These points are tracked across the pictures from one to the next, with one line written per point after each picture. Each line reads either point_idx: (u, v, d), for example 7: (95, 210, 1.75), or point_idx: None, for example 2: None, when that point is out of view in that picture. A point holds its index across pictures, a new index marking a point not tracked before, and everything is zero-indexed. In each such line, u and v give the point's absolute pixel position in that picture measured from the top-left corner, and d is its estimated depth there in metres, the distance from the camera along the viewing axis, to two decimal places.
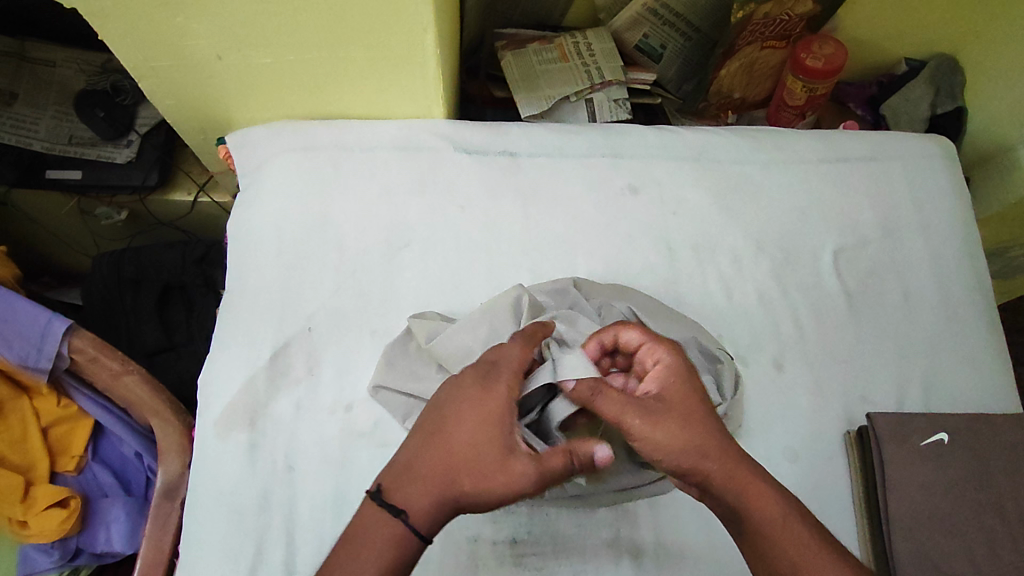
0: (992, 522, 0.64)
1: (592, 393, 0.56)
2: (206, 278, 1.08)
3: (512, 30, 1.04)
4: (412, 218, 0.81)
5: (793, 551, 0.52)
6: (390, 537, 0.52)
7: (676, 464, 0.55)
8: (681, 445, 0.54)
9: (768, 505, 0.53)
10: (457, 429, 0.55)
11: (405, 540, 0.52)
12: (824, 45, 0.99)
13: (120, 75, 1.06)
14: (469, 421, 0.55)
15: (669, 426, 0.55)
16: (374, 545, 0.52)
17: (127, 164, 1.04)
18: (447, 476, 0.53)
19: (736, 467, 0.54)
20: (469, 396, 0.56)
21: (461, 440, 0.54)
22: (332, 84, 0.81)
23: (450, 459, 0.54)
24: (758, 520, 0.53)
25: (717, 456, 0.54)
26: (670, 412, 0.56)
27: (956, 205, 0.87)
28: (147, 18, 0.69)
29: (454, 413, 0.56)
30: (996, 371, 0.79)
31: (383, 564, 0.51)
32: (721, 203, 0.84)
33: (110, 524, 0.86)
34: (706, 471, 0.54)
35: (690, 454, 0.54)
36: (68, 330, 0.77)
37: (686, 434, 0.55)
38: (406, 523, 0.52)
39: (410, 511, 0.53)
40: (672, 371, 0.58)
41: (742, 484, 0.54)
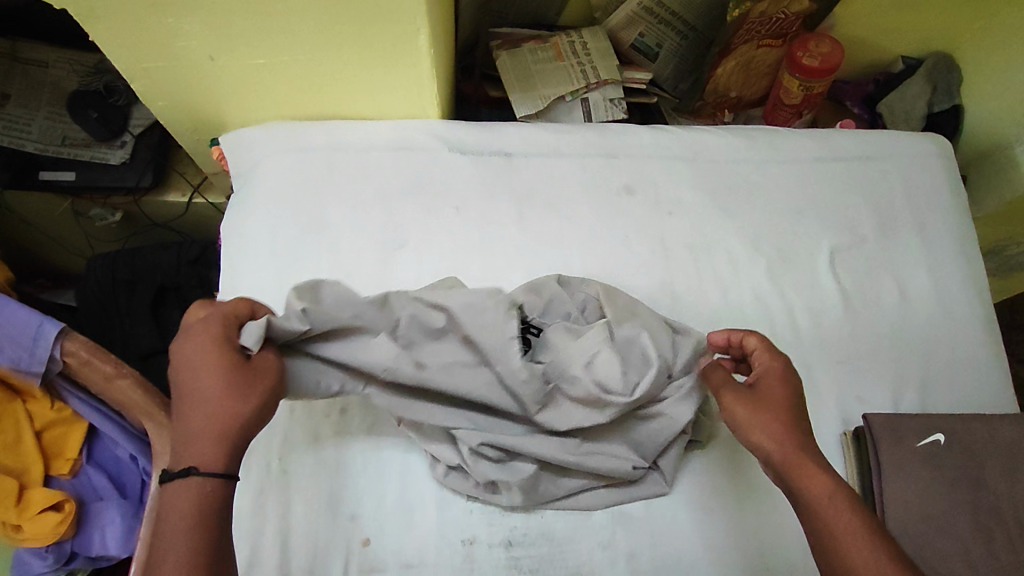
0: (989, 523, 0.64)
1: (713, 374, 0.63)
2: (201, 280, 1.08)
3: (507, 29, 1.04)
4: (406, 219, 0.80)
5: (840, 533, 0.50)
6: (195, 494, 0.48)
7: (753, 442, 0.56)
8: (756, 426, 0.56)
9: (820, 487, 0.52)
10: (202, 377, 0.52)
11: (205, 490, 0.48)
12: (820, 45, 0.99)
13: (114, 76, 1.06)
14: (208, 368, 0.52)
15: (754, 409, 0.57)
16: (179, 505, 0.47)
17: (121, 165, 1.03)
18: (227, 421, 0.50)
19: (798, 452, 0.54)
20: (199, 341, 0.53)
21: (207, 384, 0.51)
22: (326, 84, 0.80)
23: (206, 404, 0.51)
24: (815, 508, 0.52)
25: (785, 443, 0.55)
26: (758, 399, 0.58)
27: (952, 204, 0.87)
28: (138, 18, 0.69)
29: (182, 355, 0.53)
30: (993, 371, 0.78)
31: (194, 521, 0.47)
32: (717, 203, 0.84)
33: (105, 527, 0.86)
34: (773, 452, 0.55)
35: (763, 433, 0.56)
36: (60, 333, 0.76)
37: (764, 419, 0.56)
38: (200, 476, 0.48)
39: (202, 465, 0.49)
40: (777, 367, 0.60)
41: (802, 472, 0.53)
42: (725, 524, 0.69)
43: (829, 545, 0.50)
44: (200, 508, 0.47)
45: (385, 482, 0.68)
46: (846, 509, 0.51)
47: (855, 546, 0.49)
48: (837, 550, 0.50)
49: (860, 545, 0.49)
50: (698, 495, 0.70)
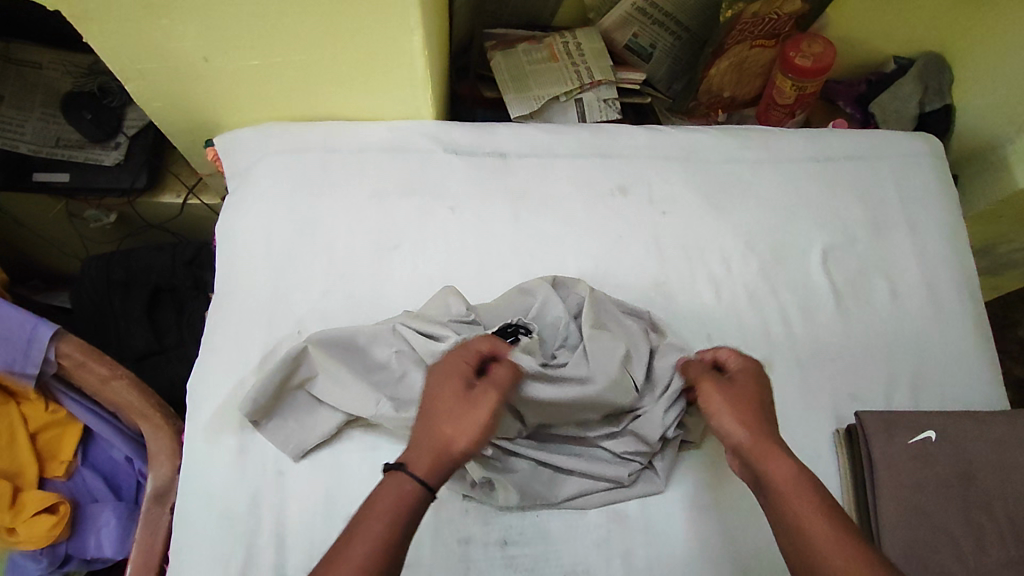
0: (980, 519, 0.64)
1: (692, 368, 0.66)
2: (196, 281, 1.08)
3: (502, 30, 1.04)
4: (401, 220, 0.81)
5: (796, 505, 0.52)
6: (395, 492, 0.52)
7: (724, 429, 0.59)
8: (728, 412, 0.60)
9: (777, 465, 0.54)
10: (435, 391, 0.57)
11: (407, 493, 0.52)
12: (812, 45, 1.00)
13: (108, 77, 1.06)
14: (442, 382, 0.58)
15: (729, 399, 0.61)
16: (388, 501, 0.51)
17: (115, 166, 1.03)
18: (437, 433, 0.55)
19: (760, 435, 0.57)
20: (448, 376, 0.58)
21: (447, 405, 0.56)
22: (321, 86, 0.81)
23: (436, 413, 0.56)
24: (776, 488, 0.53)
25: (753, 427, 0.58)
26: (734, 391, 0.61)
27: (943, 203, 0.88)
28: (132, 20, 0.69)
29: (434, 385, 0.58)
30: (984, 369, 0.79)
31: (386, 519, 0.50)
32: (711, 203, 0.84)
33: (100, 529, 0.85)
34: (740, 438, 0.58)
35: (737, 421, 0.59)
36: (55, 335, 0.76)
37: (738, 408, 0.59)
38: (405, 472, 0.53)
39: (410, 463, 0.53)
40: (751, 369, 0.63)
41: (765, 456, 0.56)
42: (719, 523, 0.69)
43: (790, 520, 0.51)
44: (402, 511, 0.51)
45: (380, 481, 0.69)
46: (807, 489, 0.52)
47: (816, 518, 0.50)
48: (799, 525, 0.51)
49: (819, 518, 0.50)
50: (692, 493, 0.70)
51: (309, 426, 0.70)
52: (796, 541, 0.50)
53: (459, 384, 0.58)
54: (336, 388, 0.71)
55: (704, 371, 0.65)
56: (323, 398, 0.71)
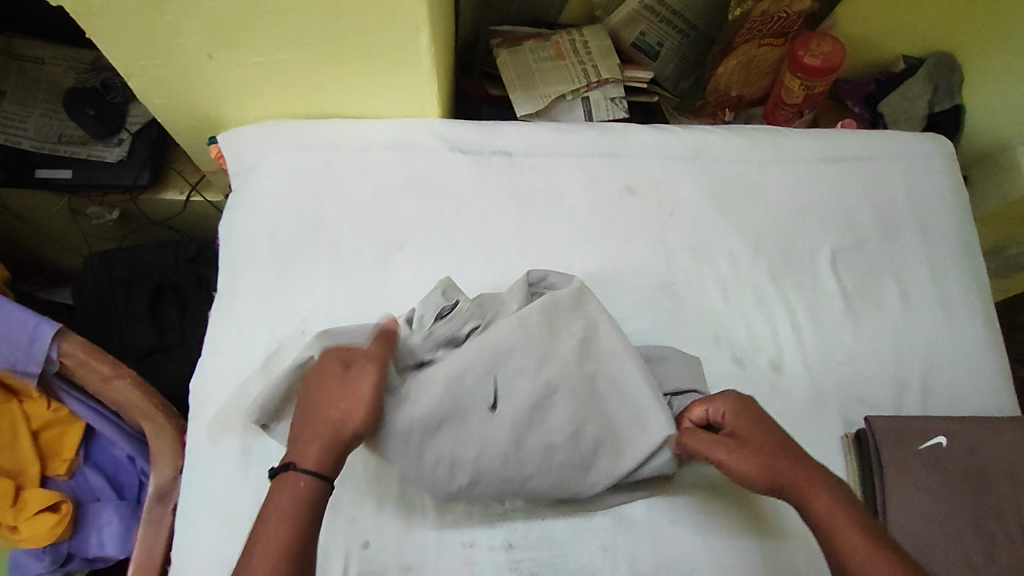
0: (992, 526, 0.63)
1: (688, 438, 0.64)
2: (199, 279, 1.07)
3: (508, 27, 1.03)
4: (406, 219, 0.80)
5: (848, 549, 0.53)
6: (293, 489, 0.55)
7: (760, 481, 0.59)
8: (757, 461, 0.59)
9: (822, 508, 0.56)
10: (312, 390, 0.61)
11: (301, 484, 0.55)
12: (822, 44, 0.99)
13: (111, 73, 1.05)
14: (313, 381, 0.61)
15: (746, 454, 0.60)
16: (284, 502, 0.54)
17: (118, 163, 1.02)
18: (325, 426, 0.58)
19: (792, 477, 0.58)
20: (324, 372, 0.62)
21: (328, 391, 0.60)
22: (326, 83, 0.80)
23: (322, 409, 0.59)
24: (829, 531, 0.55)
25: (782, 473, 0.58)
26: (742, 444, 0.61)
27: (954, 205, 0.87)
28: (135, 16, 0.68)
29: (311, 382, 0.61)
30: (994, 373, 0.78)
31: (288, 516, 0.54)
32: (719, 204, 0.84)
33: (102, 528, 0.85)
34: (779, 489, 0.58)
35: (767, 477, 0.59)
36: (57, 333, 0.76)
37: (761, 463, 0.59)
38: (295, 470, 0.56)
39: (298, 460, 0.56)
40: (736, 408, 0.64)
41: (808, 495, 0.57)
42: (726, 528, 0.68)
43: (850, 560, 0.53)
44: (300, 505, 0.54)
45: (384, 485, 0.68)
46: (858, 530, 0.54)
47: (880, 565, 0.52)
48: (867, 571, 0.52)
49: (879, 556, 0.52)
50: (699, 497, 0.70)
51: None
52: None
53: (337, 375, 0.61)
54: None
55: (708, 439, 0.63)
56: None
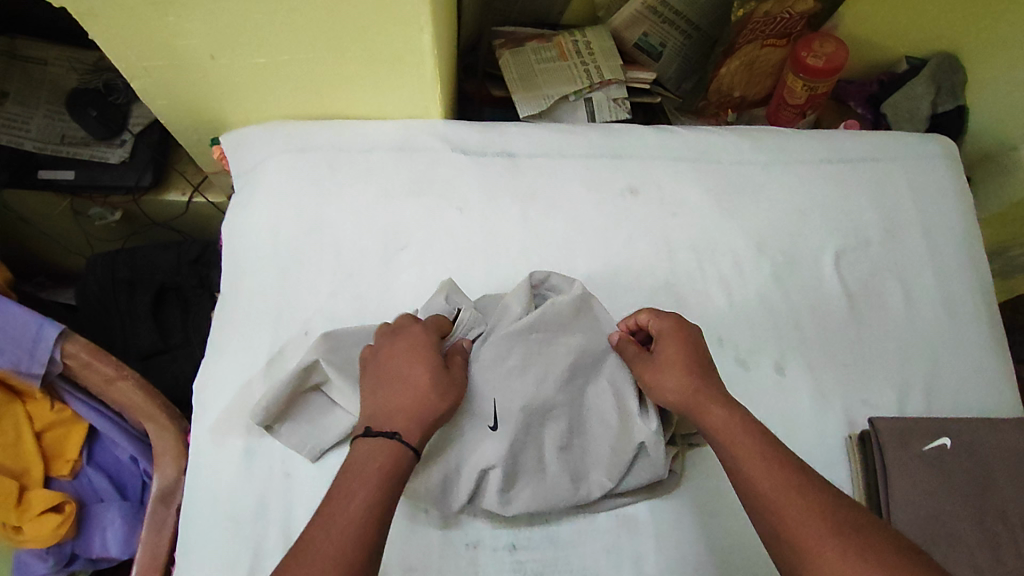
0: (996, 527, 0.63)
1: (621, 347, 0.67)
2: (201, 279, 1.07)
3: (510, 28, 1.03)
4: (409, 220, 0.80)
5: (744, 460, 0.54)
6: (388, 454, 0.54)
7: (660, 392, 0.61)
8: (666, 375, 0.61)
9: (725, 426, 0.56)
10: (405, 366, 0.60)
11: (397, 460, 0.54)
12: (824, 44, 0.98)
13: (113, 74, 1.05)
14: (405, 357, 0.61)
15: (656, 369, 0.63)
16: (365, 473, 0.52)
17: (120, 164, 1.03)
18: (421, 404, 0.57)
19: (695, 392, 0.59)
20: (403, 353, 0.61)
21: (424, 375, 0.59)
22: (328, 84, 0.80)
23: (410, 386, 0.58)
24: (720, 442, 0.56)
25: (685, 388, 0.60)
26: (658, 360, 0.63)
27: (957, 206, 0.87)
28: (139, 17, 0.68)
29: (399, 357, 0.60)
30: (998, 374, 0.78)
31: (381, 478, 0.52)
32: (722, 205, 0.84)
33: (105, 528, 0.85)
34: (678, 399, 0.60)
35: (670, 388, 0.61)
36: (60, 335, 0.76)
37: (670, 376, 0.61)
38: (399, 440, 0.54)
39: (402, 432, 0.55)
40: (681, 333, 0.64)
41: (702, 409, 0.58)
42: (729, 529, 0.68)
43: (730, 464, 0.54)
44: (383, 477, 0.52)
45: None
46: (746, 439, 0.55)
47: (756, 469, 0.52)
48: (748, 476, 0.53)
49: (760, 459, 0.53)
50: (702, 498, 0.70)
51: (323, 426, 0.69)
52: (741, 489, 0.53)
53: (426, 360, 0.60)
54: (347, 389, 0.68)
55: (636, 353, 0.66)
56: (338, 400, 0.70)
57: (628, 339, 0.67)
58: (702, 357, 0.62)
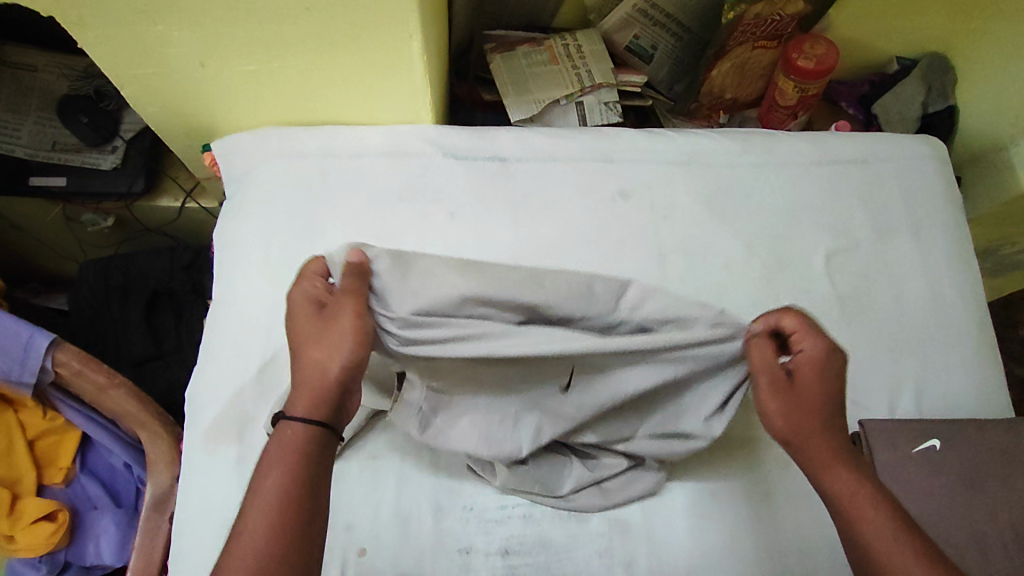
0: (985, 528, 0.63)
1: (754, 351, 0.60)
2: (195, 285, 1.08)
3: (502, 32, 1.03)
4: (401, 225, 0.80)
5: (868, 531, 0.51)
6: (286, 434, 0.52)
7: (780, 424, 0.57)
8: (787, 414, 0.57)
9: (846, 485, 0.53)
10: (293, 330, 0.58)
11: (309, 435, 0.52)
12: (815, 46, 0.99)
13: (104, 80, 1.05)
14: (291, 321, 0.59)
15: (788, 395, 0.57)
16: (283, 453, 0.51)
17: (112, 170, 1.02)
18: (309, 369, 0.55)
19: (813, 437, 0.55)
20: (292, 317, 0.59)
21: (302, 335, 0.57)
22: (319, 90, 0.80)
23: (300, 352, 0.56)
24: (837, 497, 0.53)
25: (805, 432, 0.56)
26: (794, 387, 0.57)
27: (947, 207, 0.87)
28: (127, 25, 0.68)
29: (288, 324, 0.59)
30: (988, 374, 0.78)
31: (285, 460, 0.50)
32: (712, 207, 0.84)
33: (99, 536, 0.85)
34: (794, 439, 0.56)
35: (790, 423, 0.56)
36: (51, 343, 0.75)
37: (794, 411, 0.56)
38: (285, 416, 0.53)
39: (289, 406, 0.54)
40: (828, 358, 0.58)
41: (822, 464, 0.55)
42: (721, 532, 0.69)
43: (845, 522, 0.52)
44: (304, 457, 0.51)
45: (380, 492, 0.68)
46: (867, 498, 0.52)
47: (877, 534, 0.50)
48: (864, 542, 0.51)
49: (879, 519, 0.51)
50: (694, 501, 0.70)
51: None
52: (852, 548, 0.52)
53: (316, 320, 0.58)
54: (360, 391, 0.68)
55: (772, 362, 0.59)
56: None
57: (763, 343, 0.60)
58: (832, 397, 0.57)
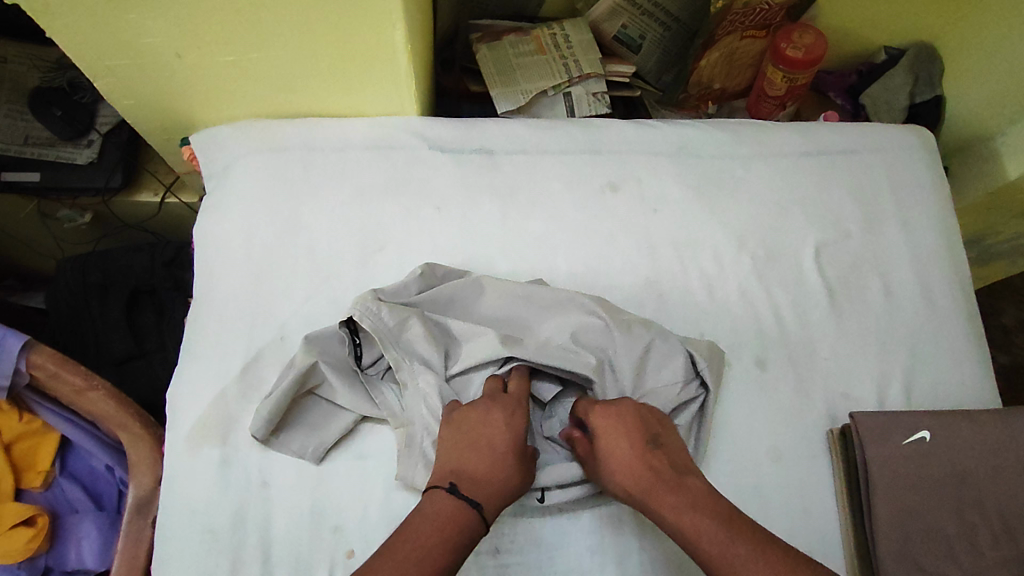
0: (974, 521, 0.63)
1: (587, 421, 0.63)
2: (176, 281, 1.05)
3: (488, 21, 1.01)
4: (386, 220, 0.78)
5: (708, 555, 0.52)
6: (468, 523, 0.53)
7: (614, 484, 0.59)
8: (621, 461, 0.59)
9: (676, 518, 0.54)
10: (495, 433, 0.59)
11: (473, 519, 0.54)
12: (803, 35, 0.98)
13: (78, 71, 1.01)
14: (500, 426, 0.60)
15: (618, 446, 0.60)
16: (453, 518, 0.53)
17: (88, 165, 0.99)
18: (505, 479, 0.57)
19: (641, 489, 0.57)
20: (478, 409, 0.62)
21: (511, 444, 0.59)
22: (299, 82, 0.78)
23: (499, 458, 0.58)
24: (680, 526, 0.54)
25: (640, 476, 0.58)
26: (621, 439, 0.60)
27: (936, 196, 0.87)
28: (97, 15, 0.65)
29: (488, 423, 0.60)
30: (977, 364, 0.78)
31: (461, 540, 0.52)
32: (702, 199, 0.83)
33: (81, 540, 0.83)
34: (630, 485, 0.58)
35: (625, 477, 0.58)
36: (25, 345, 0.73)
37: (622, 464, 0.59)
38: (484, 514, 0.54)
39: (485, 503, 0.55)
40: (631, 404, 0.63)
41: (654, 506, 0.56)
42: None
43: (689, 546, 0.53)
44: (467, 529, 0.53)
45: (368, 494, 0.67)
46: (702, 519, 0.54)
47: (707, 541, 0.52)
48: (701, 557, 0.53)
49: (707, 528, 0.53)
50: None
51: (325, 428, 0.69)
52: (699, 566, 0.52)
53: (515, 424, 0.61)
54: (353, 391, 0.68)
55: (597, 426, 0.62)
56: (341, 403, 0.69)
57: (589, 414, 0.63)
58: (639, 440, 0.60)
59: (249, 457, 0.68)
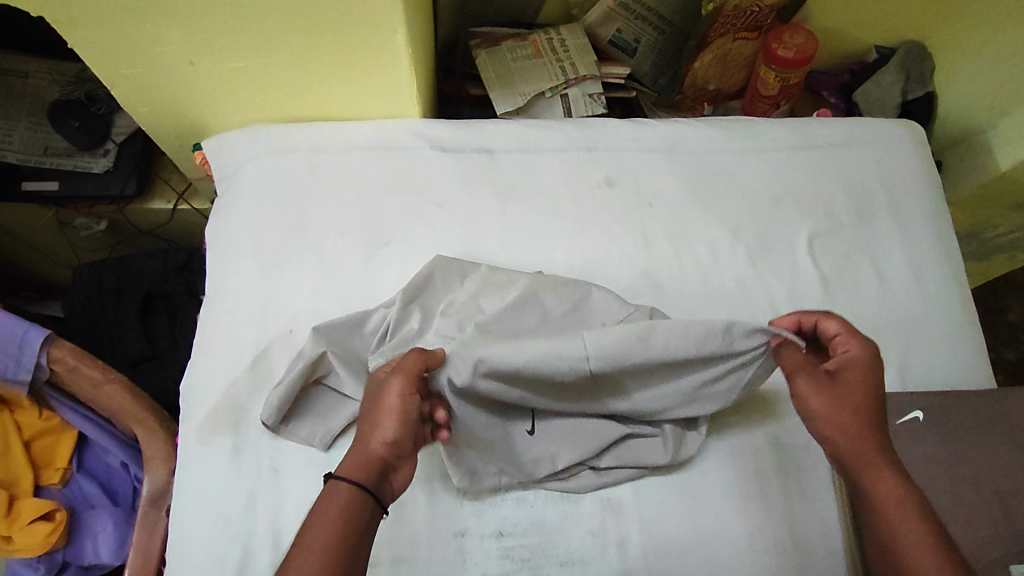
0: (969, 496, 0.64)
1: (787, 357, 0.62)
2: (189, 287, 1.07)
3: (487, 28, 1.05)
4: (390, 217, 0.81)
5: (896, 538, 0.51)
6: (333, 501, 0.52)
7: (830, 421, 0.57)
8: (838, 411, 0.57)
9: (887, 487, 0.53)
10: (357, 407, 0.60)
11: (345, 500, 0.52)
12: (795, 35, 1.01)
13: (94, 84, 1.05)
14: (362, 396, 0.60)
15: (825, 396, 0.58)
16: (323, 513, 0.52)
17: (104, 173, 1.03)
18: (363, 441, 0.56)
19: (867, 448, 0.55)
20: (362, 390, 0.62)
21: (364, 405, 0.59)
22: (307, 86, 0.81)
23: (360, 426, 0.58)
24: (878, 499, 0.53)
25: (858, 436, 0.56)
26: (838, 387, 0.59)
27: (926, 187, 0.88)
28: (116, 24, 0.69)
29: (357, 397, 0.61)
30: (970, 348, 0.79)
31: (335, 515, 0.51)
32: (696, 192, 0.85)
33: (97, 534, 0.85)
34: (842, 441, 0.56)
35: (832, 432, 0.57)
36: (46, 340, 0.76)
37: (835, 418, 0.57)
38: (336, 480, 0.54)
39: (341, 472, 0.54)
40: (862, 352, 0.59)
41: (871, 469, 0.54)
42: (713, 512, 0.69)
43: (878, 530, 0.52)
44: (352, 514, 0.52)
45: None
46: (910, 504, 0.52)
47: (912, 535, 0.50)
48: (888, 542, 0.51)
49: (913, 518, 0.51)
50: (687, 481, 0.70)
51: (332, 415, 0.71)
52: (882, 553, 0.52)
53: (370, 388, 0.60)
54: (359, 379, 0.70)
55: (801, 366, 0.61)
56: (348, 393, 0.71)
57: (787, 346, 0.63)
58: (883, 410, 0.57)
59: (260, 446, 0.70)
